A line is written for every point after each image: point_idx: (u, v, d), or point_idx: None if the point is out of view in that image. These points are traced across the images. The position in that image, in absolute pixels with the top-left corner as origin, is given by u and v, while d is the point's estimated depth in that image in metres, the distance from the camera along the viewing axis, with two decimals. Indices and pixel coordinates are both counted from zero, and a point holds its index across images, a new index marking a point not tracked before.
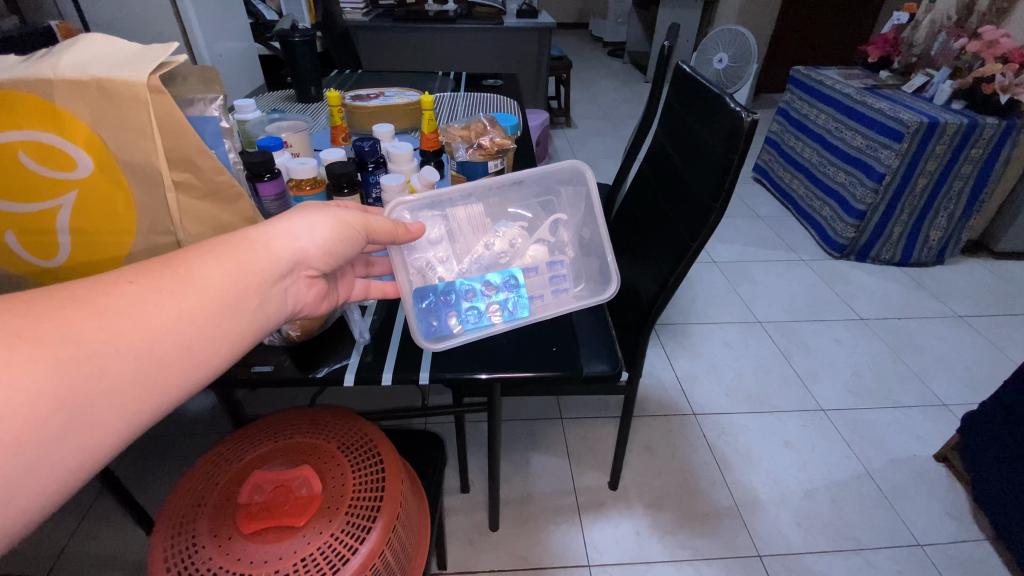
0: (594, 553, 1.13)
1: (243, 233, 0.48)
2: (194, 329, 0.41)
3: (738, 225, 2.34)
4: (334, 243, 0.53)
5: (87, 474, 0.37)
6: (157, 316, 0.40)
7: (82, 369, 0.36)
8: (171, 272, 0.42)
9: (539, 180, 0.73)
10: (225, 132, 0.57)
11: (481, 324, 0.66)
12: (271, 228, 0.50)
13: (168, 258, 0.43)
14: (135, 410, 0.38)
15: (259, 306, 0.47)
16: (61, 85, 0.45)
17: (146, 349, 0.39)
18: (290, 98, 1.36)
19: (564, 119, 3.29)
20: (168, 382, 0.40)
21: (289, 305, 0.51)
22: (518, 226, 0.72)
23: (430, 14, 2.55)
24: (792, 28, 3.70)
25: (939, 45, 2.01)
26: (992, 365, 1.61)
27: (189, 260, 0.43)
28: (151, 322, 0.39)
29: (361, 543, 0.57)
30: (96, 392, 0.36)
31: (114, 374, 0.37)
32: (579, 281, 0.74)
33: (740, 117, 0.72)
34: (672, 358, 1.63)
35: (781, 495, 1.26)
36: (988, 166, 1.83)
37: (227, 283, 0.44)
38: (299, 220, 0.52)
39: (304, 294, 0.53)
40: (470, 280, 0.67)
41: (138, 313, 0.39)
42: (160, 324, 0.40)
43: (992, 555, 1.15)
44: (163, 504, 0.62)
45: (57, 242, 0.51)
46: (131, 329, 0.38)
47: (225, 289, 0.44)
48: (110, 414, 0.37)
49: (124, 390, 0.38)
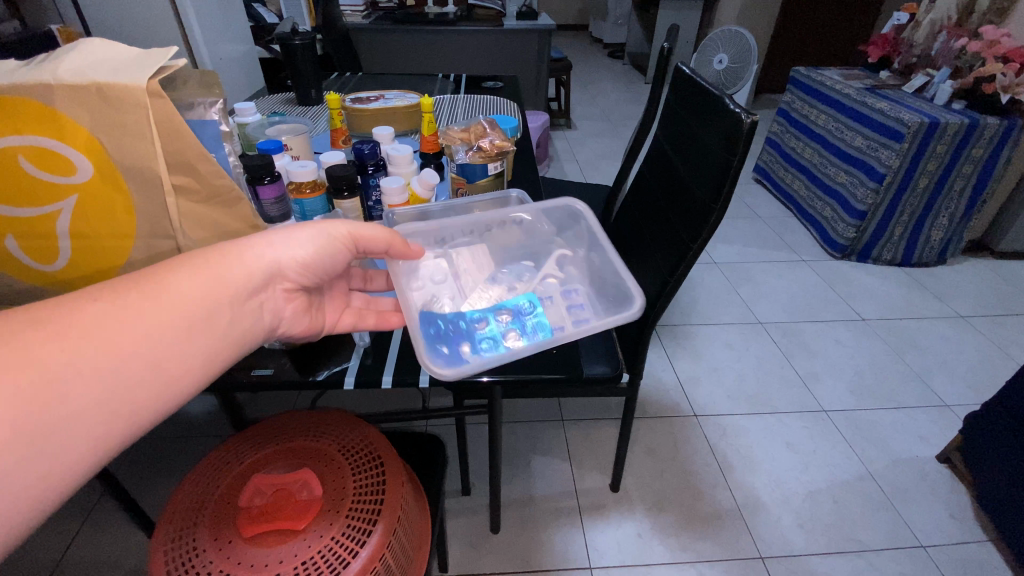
0: (595, 555, 1.13)
1: (218, 246, 0.48)
2: (162, 346, 0.41)
3: (738, 226, 2.34)
4: (315, 255, 0.53)
5: (60, 492, 0.37)
6: (121, 335, 0.40)
7: (43, 393, 0.36)
8: (140, 287, 0.42)
9: (536, 227, 0.77)
10: (224, 136, 0.58)
11: (497, 351, 0.60)
12: (250, 241, 0.50)
13: (140, 273, 0.43)
14: (101, 431, 0.38)
15: (232, 320, 0.47)
16: (62, 90, 0.45)
17: (116, 369, 0.39)
18: (290, 101, 1.36)
19: (564, 121, 3.30)
20: (137, 403, 0.40)
21: (266, 321, 0.51)
22: (525, 266, 0.73)
23: (429, 16, 2.55)
24: (791, 27, 3.70)
25: (939, 45, 2.01)
26: (993, 365, 1.61)
27: (160, 275, 0.43)
28: (118, 341, 0.39)
29: (360, 546, 0.57)
30: (61, 415, 0.36)
31: (76, 396, 0.37)
32: (597, 309, 0.69)
33: (740, 119, 0.72)
34: (673, 359, 1.63)
35: (783, 497, 1.25)
36: (990, 165, 1.83)
37: (199, 297, 0.44)
38: (280, 232, 0.52)
39: (283, 307, 0.52)
40: (480, 312, 0.65)
41: (107, 332, 0.39)
42: (125, 342, 0.40)
43: (993, 555, 1.14)
44: (163, 509, 0.61)
45: (58, 246, 0.51)
46: (97, 346, 0.38)
47: (197, 303, 0.44)
48: (75, 438, 0.37)
49: (89, 412, 0.37)
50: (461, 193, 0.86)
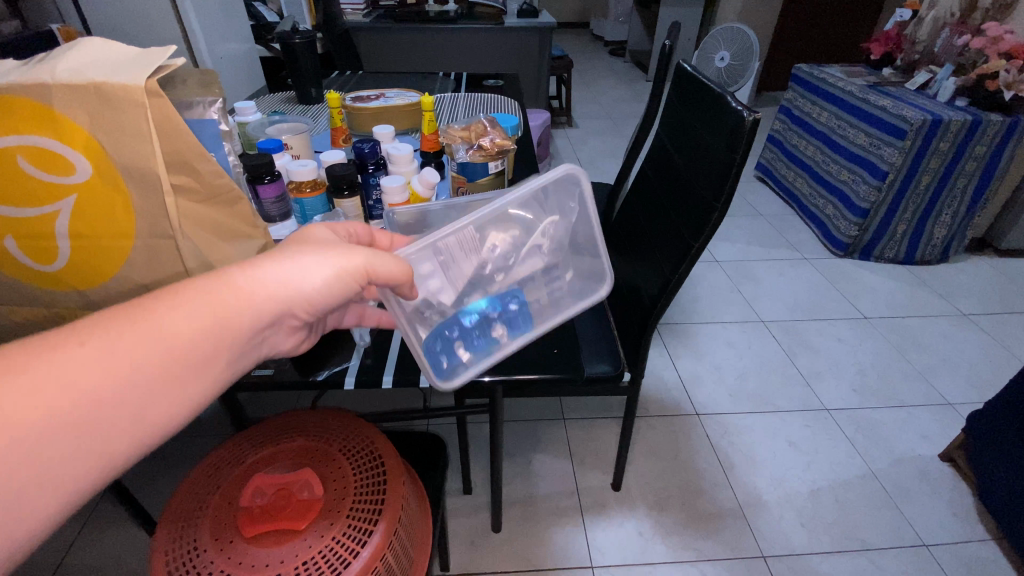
0: (597, 554, 1.13)
1: (218, 272, 0.43)
2: (150, 391, 0.38)
3: (740, 224, 2.33)
4: (327, 293, 0.47)
5: None
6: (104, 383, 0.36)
7: (11, 455, 0.32)
8: (125, 327, 0.38)
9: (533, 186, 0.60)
10: (225, 135, 0.59)
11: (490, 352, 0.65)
12: (254, 267, 0.44)
13: (130, 307, 0.39)
14: (79, 479, 0.36)
15: (225, 362, 0.43)
16: (60, 90, 0.45)
17: (102, 417, 0.36)
18: (291, 100, 1.36)
19: (565, 119, 3.29)
20: (114, 453, 0.37)
21: (263, 352, 0.47)
22: (512, 235, 0.62)
23: (430, 14, 2.55)
24: (793, 24, 3.69)
25: (943, 41, 2.00)
26: (997, 364, 1.60)
27: (150, 312, 0.39)
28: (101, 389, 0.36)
29: (361, 546, 0.57)
30: (32, 474, 0.33)
31: (46, 454, 0.34)
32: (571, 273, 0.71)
33: (741, 116, 0.72)
34: (674, 358, 1.62)
35: (786, 495, 1.25)
36: (993, 162, 1.82)
37: (197, 336, 0.40)
38: (294, 257, 0.45)
39: (281, 337, 0.48)
40: (472, 308, 0.63)
41: (89, 380, 0.35)
42: (111, 389, 0.36)
43: (997, 555, 1.14)
44: (164, 508, 0.61)
45: (57, 246, 0.50)
46: (83, 393, 0.35)
47: (192, 346, 0.40)
48: (42, 492, 0.34)
49: (62, 467, 0.34)
50: (462, 193, 0.85)
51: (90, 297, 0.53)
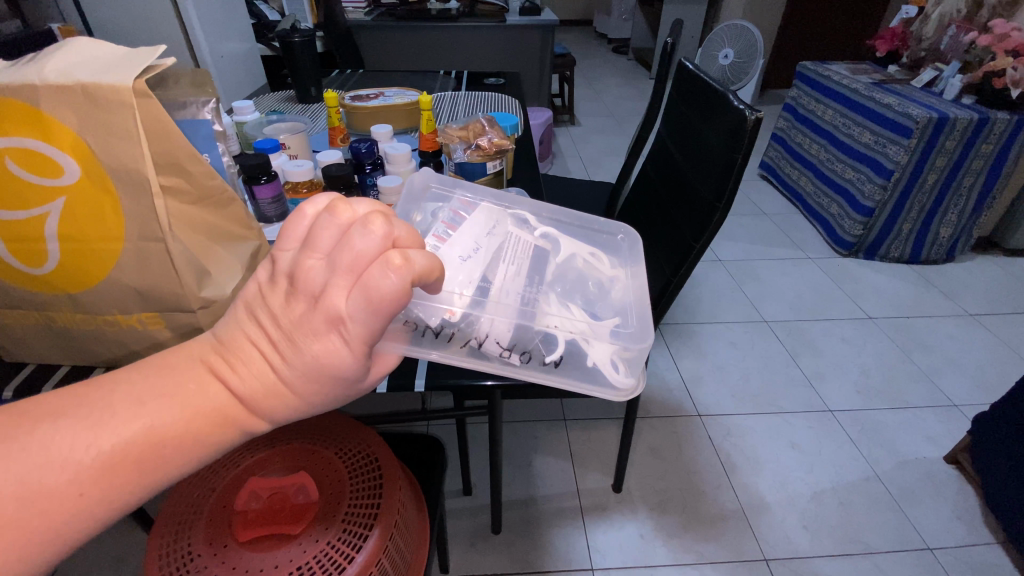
0: (598, 556, 1.12)
1: (239, 359, 0.35)
2: (112, 510, 0.33)
3: (744, 223, 2.31)
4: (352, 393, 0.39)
5: None
6: (57, 503, 0.30)
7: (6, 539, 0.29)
8: (129, 412, 0.33)
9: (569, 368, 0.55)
10: (218, 136, 0.59)
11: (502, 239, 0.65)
12: (284, 357, 0.35)
13: (103, 396, 0.33)
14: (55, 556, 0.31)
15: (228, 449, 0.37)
16: (47, 91, 0.44)
17: (92, 517, 0.32)
18: (290, 99, 1.35)
19: (568, 116, 3.27)
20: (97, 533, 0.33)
21: None
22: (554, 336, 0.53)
23: (432, 12, 2.54)
24: (797, 21, 3.66)
25: (949, 39, 1.97)
26: (1005, 365, 1.58)
27: (160, 401, 0.33)
28: (52, 509, 0.30)
29: (356, 551, 0.56)
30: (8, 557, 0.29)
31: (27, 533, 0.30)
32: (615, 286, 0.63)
33: (744, 115, 0.71)
34: (677, 358, 1.61)
35: (788, 498, 1.24)
36: (1001, 160, 1.79)
37: (172, 449, 0.33)
38: (288, 372, 0.35)
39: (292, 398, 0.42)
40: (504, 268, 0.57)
41: (38, 499, 0.30)
42: (70, 508, 0.31)
43: (1003, 558, 1.12)
44: (160, 509, 0.61)
45: (46, 250, 0.49)
46: (31, 513, 0.30)
47: (165, 461, 0.33)
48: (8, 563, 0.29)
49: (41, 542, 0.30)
50: None
51: (79, 301, 0.52)
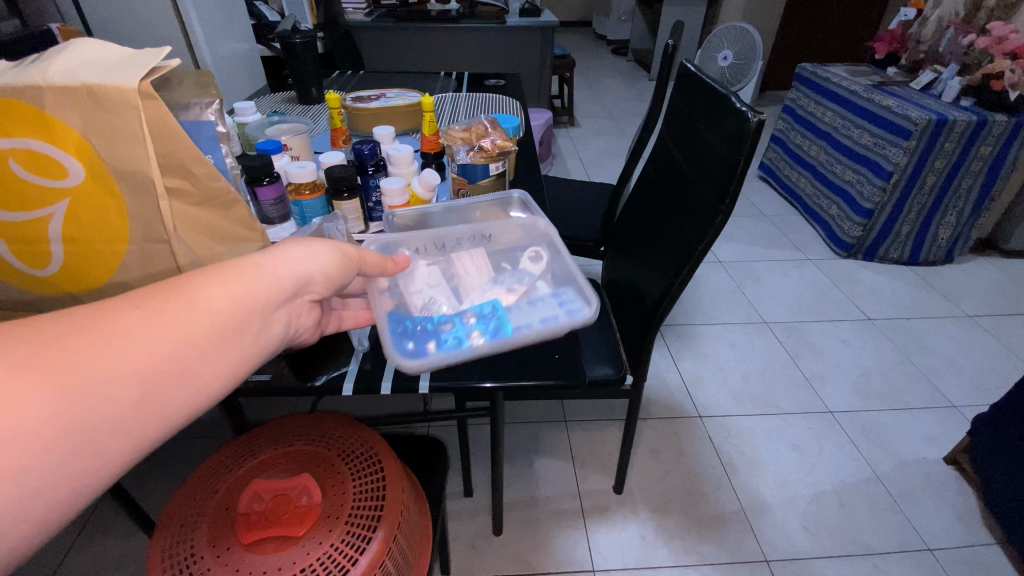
0: (599, 558, 1.11)
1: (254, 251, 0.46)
2: (174, 351, 0.36)
3: (743, 224, 2.31)
4: (338, 268, 0.50)
5: None
6: (129, 336, 0.35)
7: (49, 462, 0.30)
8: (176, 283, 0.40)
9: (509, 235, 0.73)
10: (222, 137, 0.59)
11: (460, 346, 0.58)
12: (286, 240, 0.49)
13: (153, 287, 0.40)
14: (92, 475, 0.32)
15: (261, 322, 0.42)
16: (52, 92, 0.44)
17: (156, 358, 0.35)
18: (291, 100, 1.35)
19: (568, 118, 3.28)
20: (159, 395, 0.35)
21: (288, 332, 0.46)
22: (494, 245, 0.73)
23: (432, 13, 2.54)
24: (796, 24, 3.67)
25: (947, 41, 1.98)
26: (1004, 367, 1.58)
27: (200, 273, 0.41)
28: (136, 361, 0.34)
29: (360, 553, 0.56)
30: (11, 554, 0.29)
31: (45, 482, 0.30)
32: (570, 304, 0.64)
33: (746, 118, 0.71)
34: (677, 359, 1.61)
35: (789, 499, 1.24)
36: (1000, 161, 1.79)
37: (214, 291, 0.40)
38: (297, 244, 0.48)
39: (304, 320, 0.48)
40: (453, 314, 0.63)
41: (111, 337, 0.34)
42: (143, 341, 0.35)
43: (1001, 558, 1.13)
44: (161, 514, 0.61)
45: (50, 251, 0.49)
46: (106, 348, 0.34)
47: (210, 303, 0.39)
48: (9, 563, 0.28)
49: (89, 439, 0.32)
50: (462, 194, 0.84)
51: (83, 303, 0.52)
